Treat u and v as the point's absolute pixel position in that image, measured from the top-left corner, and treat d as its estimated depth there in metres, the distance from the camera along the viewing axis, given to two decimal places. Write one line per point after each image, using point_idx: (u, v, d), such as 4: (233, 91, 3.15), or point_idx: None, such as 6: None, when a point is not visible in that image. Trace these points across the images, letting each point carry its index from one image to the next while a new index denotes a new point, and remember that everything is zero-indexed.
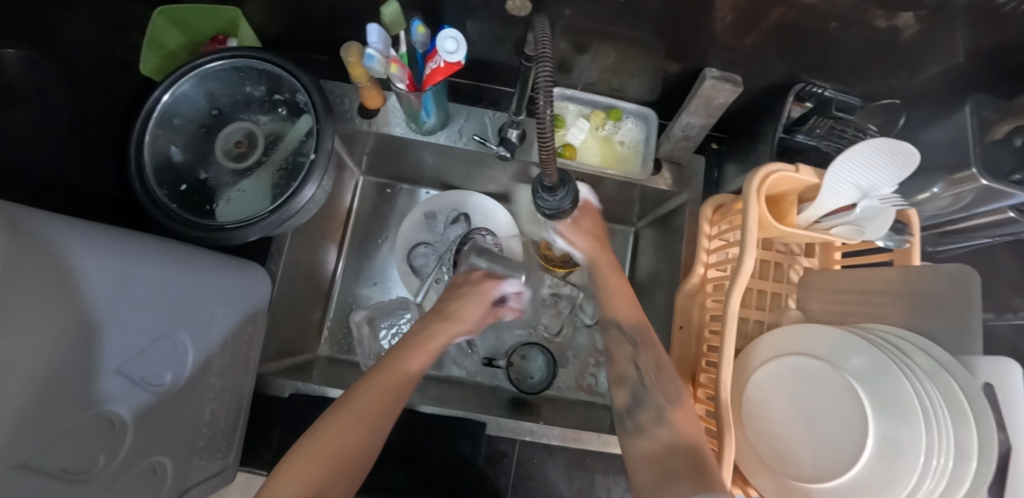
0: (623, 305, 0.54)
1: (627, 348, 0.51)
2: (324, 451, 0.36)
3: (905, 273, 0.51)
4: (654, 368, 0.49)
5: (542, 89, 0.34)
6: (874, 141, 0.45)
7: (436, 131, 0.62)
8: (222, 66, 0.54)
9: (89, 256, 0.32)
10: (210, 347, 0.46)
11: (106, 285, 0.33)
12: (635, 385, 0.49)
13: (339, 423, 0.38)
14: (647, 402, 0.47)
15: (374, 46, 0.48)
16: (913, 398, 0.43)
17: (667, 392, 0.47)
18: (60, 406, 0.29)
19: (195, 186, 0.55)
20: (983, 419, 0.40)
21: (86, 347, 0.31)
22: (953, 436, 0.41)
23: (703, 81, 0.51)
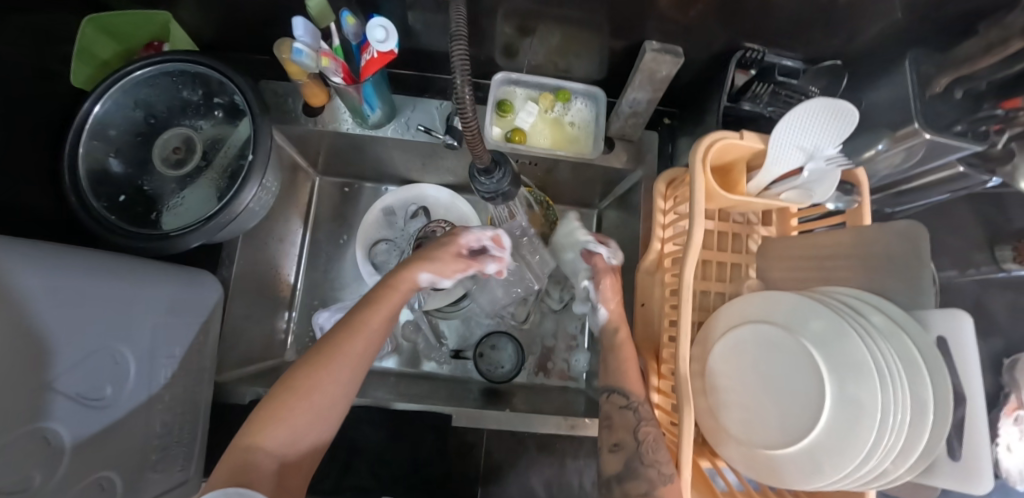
0: (631, 378, 0.53)
1: (631, 416, 0.50)
2: (303, 405, 0.39)
3: (858, 233, 0.50)
4: (653, 435, 0.47)
5: (458, 69, 0.33)
6: (812, 102, 0.44)
7: (383, 124, 0.61)
8: (153, 72, 0.53)
9: (4, 270, 0.31)
10: (156, 358, 0.45)
11: (30, 298, 0.32)
12: (632, 452, 0.47)
13: (321, 376, 0.40)
14: (642, 473, 0.44)
15: (301, 40, 0.47)
16: (869, 358, 0.43)
17: (662, 461, 0.44)
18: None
19: (135, 196, 0.54)
20: (936, 372, 0.41)
21: (12, 363, 0.31)
22: (909, 392, 0.41)
23: (643, 55, 0.51)
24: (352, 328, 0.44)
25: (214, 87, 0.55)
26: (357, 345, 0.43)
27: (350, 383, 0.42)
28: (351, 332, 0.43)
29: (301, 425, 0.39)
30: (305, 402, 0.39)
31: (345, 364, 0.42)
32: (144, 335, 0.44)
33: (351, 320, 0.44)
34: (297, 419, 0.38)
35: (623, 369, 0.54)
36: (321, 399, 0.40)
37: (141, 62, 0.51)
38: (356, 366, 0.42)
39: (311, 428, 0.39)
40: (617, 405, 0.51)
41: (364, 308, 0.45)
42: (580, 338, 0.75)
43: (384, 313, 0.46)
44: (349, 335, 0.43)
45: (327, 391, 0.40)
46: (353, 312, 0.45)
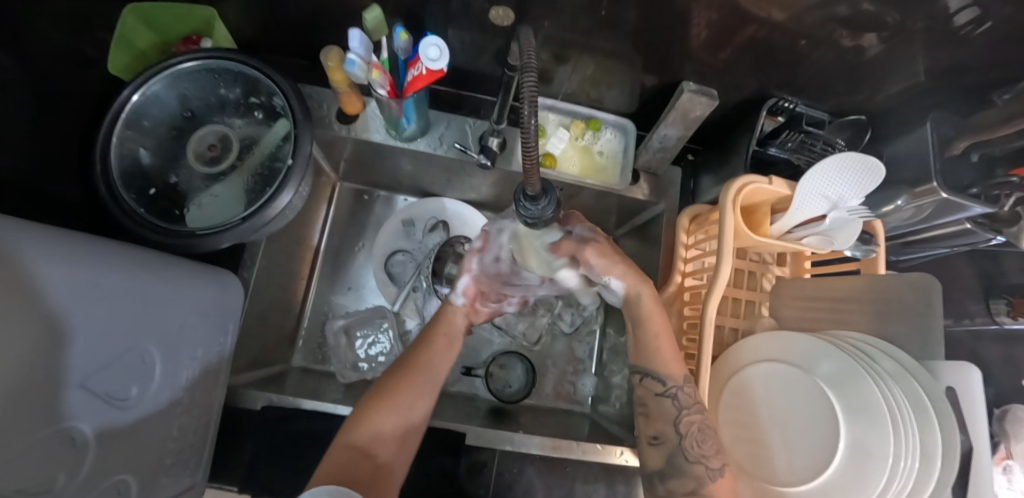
0: (665, 361, 0.51)
1: (671, 407, 0.49)
2: (383, 406, 0.46)
3: (872, 281, 0.53)
4: (697, 429, 0.48)
5: (527, 100, 0.34)
6: (846, 154, 0.47)
7: (416, 138, 0.62)
8: (196, 68, 0.52)
9: (53, 267, 0.30)
10: (182, 359, 0.45)
11: (75, 294, 0.32)
12: (674, 447, 0.49)
13: (399, 381, 0.48)
14: (686, 472, 0.47)
15: (355, 52, 0.47)
16: (881, 402, 0.44)
17: (709, 458, 0.47)
18: (19, 423, 0.28)
19: (165, 190, 0.54)
20: (945, 421, 0.42)
21: (47, 361, 0.30)
22: (919, 440, 0.42)
23: (681, 94, 0.52)
24: (421, 347, 0.53)
25: (254, 88, 0.55)
26: (425, 357, 0.51)
27: (420, 391, 0.48)
28: (420, 350, 0.52)
29: (382, 424, 0.45)
30: (386, 402, 0.46)
31: (416, 373, 0.49)
32: (172, 333, 0.43)
33: (422, 342, 0.53)
34: (377, 416, 0.45)
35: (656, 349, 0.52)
36: (399, 401, 0.47)
37: (185, 56, 0.50)
38: (426, 372, 0.50)
39: (392, 427, 0.45)
40: (654, 392, 0.51)
41: (432, 333, 0.55)
42: (588, 363, 0.75)
43: (445, 336, 0.55)
44: (420, 352, 0.52)
45: (405, 395, 0.47)
46: (422, 336, 0.54)
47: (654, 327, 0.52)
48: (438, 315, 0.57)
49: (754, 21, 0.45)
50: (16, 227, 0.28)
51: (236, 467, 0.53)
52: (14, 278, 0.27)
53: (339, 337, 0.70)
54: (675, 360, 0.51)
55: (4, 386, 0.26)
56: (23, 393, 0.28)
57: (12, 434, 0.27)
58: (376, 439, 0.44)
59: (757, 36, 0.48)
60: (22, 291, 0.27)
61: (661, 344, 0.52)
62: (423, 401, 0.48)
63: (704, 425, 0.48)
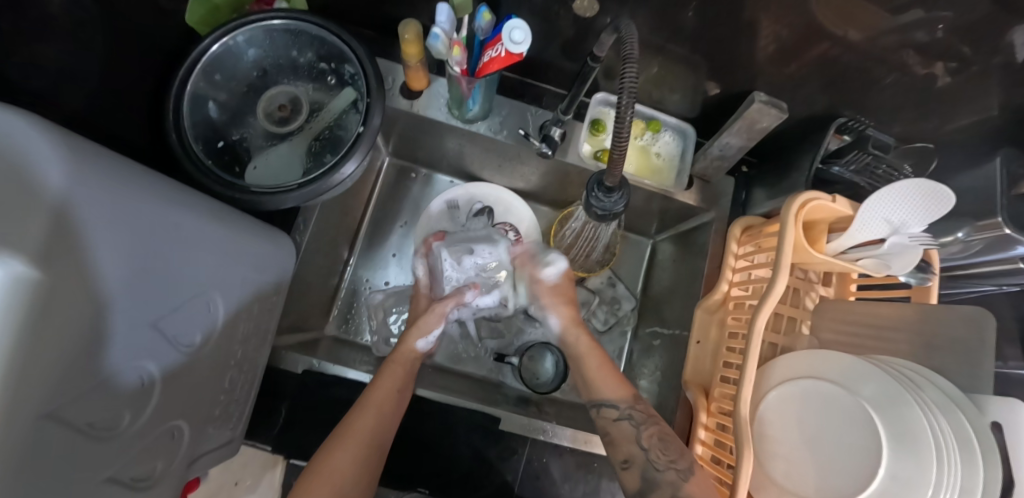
0: (609, 385, 0.52)
1: (629, 427, 0.48)
2: (325, 484, 0.42)
3: (923, 311, 0.52)
4: (657, 438, 0.47)
5: (626, 99, 0.35)
6: (913, 181, 0.46)
7: (477, 120, 0.62)
8: (276, 27, 0.52)
9: (135, 208, 0.31)
10: (238, 311, 0.45)
11: (146, 239, 0.32)
12: (642, 465, 0.46)
13: (336, 451, 0.44)
14: (661, 481, 0.44)
15: (440, 26, 0.47)
16: (928, 431, 0.44)
17: (677, 461, 0.45)
18: (94, 357, 0.28)
19: (230, 145, 0.54)
20: (991, 460, 0.42)
21: (122, 298, 0.30)
22: (961, 475, 0.42)
23: (750, 104, 0.53)
24: (363, 412, 0.47)
25: (328, 54, 0.55)
26: (360, 423, 0.46)
27: (366, 459, 0.45)
28: (362, 411, 0.47)
29: None
30: (328, 479, 0.42)
31: (356, 436, 0.45)
32: (234, 285, 0.43)
33: (361, 405, 0.48)
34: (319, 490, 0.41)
35: (598, 377, 0.54)
36: (340, 478, 0.43)
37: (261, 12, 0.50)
38: (368, 437, 0.46)
39: None
40: (610, 418, 0.50)
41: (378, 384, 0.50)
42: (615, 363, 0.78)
43: (390, 389, 0.50)
44: (354, 420, 0.47)
45: (347, 473, 0.43)
46: (363, 396, 0.49)
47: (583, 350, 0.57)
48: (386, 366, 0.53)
49: (828, 40, 0.45)
50: (98, 164, 0.28)
51: (271, 428, 0.53)
52: (94, 213, 0.27)
53: (376, 310, 0.71)
54: (617, 382, 0.52)
55: (80, 320, 0.26)
56: (97, 328, 0.28)
57: (84, 366, 0.27)
58: None
59: (829, 56, 0.48)
60: (100, 229, 0.27)
61: (597, 371, 0.54)
62: (366, 473, 0.45)
63: (664, 433, 0.47)
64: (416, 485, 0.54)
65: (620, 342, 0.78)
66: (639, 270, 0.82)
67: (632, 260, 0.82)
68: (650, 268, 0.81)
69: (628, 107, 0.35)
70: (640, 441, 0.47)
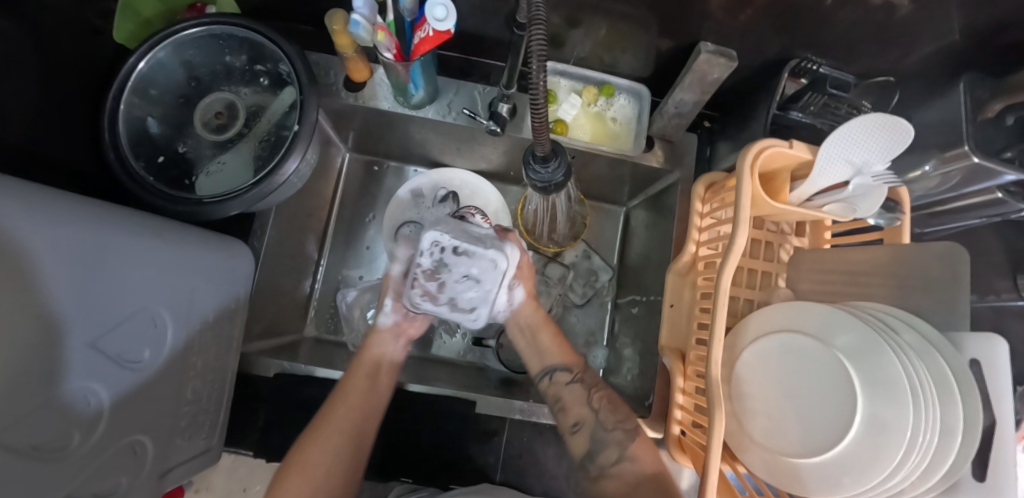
0: (560, 353, 0.54)
1: (579, 389, 0.52)
2: (304, 475, 0.44)
3: (894, 250, 0.51)
4: (605, 401, 0.50)
5: (536, 58, 0.33)
6: (869, 116, 0.44)
7: (424, 105, 0.61)
8: (200, 33, 0.51)
9: (62, 225, 0.30)
10: (191, 326, 0.44)
11: (77, 256, 0.31)
12: (592, 426, 0.49)
13: (311, 443, 0.46)
14: (608, 441, 0.48)
15: (359, 12, 0.45)
16: (902, 374, 0.43)
17: (622, 421, 0.49)
18: (34, 378, 0.28)
19: (173, 159, 0.52)
20: (969, 397, 0.40)
21: (53, 322, 0.30)
22: (939, 414, 0.41)
23: (698, 55, 0.51)
24: (338, 400, 0.49)
25: (260, 54, 0.54)
26: (332, 414, 0.48)
27: (348, 445, 0.47)
28: (333, 404, 0.49)
29: None
30: (301, 471, 0.44)
31: (335, 427, 0.47)
32: (183, 299, 0.43)
33: (340, 392, 0.50)
34: (301, 484, 0.43)
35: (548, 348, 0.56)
36: (316, 468, 0.44)
37: (188, 22, 0.49)
38: (342, 425, 0.47)
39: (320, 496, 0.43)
40: (562, 381, 0.52)
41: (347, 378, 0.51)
42: (599, 335, 0.77)
43: (365, 378, 0.52)
44: (332, 409, 0.48)
45: (321, 463, 0.45)
46: (339, 385, 0.51)
47: (540, 332, 0.57)
48: (354, 360, 0.54)
49: None
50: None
51: (250, 433, 0.54)
52: (16, 230, 0.27)
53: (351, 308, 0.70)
54: (568, 351, 0.55)
55: (15, 342, 0.26)
56: (36, 349, 0.28)
57: (24, 389, 0.27)
58: None
59: None
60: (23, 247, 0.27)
61: (548, 343, 0.55)
62: (351, 457, 0.46)
63: (612, 398, 0.51)
64: (399, 474, 0.55)
65: (601, 314, 0.78)
66: (615, 240, 0.81)
67: (608, 230, 0.81)
68: (626, 236, 0.80)
69: (541, 69, 0.34)
70: (591, 402, 0.50)
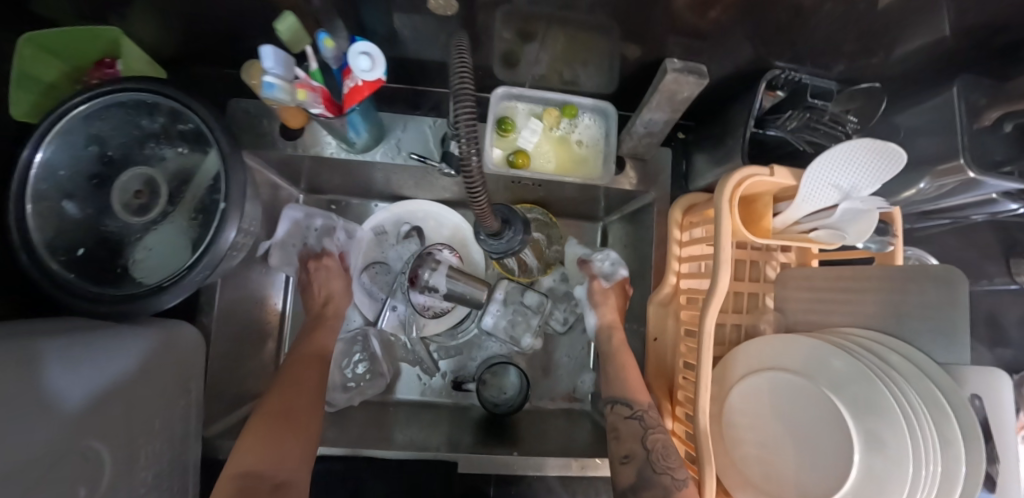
0: (629, 387, 0.54)
1: (636, 425, 0.50)
2: (267, 424, 0.46)
3: (886, 273, 0.47)
4: (660, 444, 0.48)
5: (463, 126, 0.28)
6: (858, 141, 0.40)
7: (371, 147, 0.56)
8: (99, 105, 0.45)
9: None
10: (138, 438, 0.40)
11: None
12: (642, 462, 0.47)
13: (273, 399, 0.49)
14: (655, 482, 0.45)
15: (273, 71, 0.40)
16: (889, 399, 0.41)
17: (675, 469, 0.45)
18: None
19: (96, 248, 0.46)
20: (962, 412, 0.38)
21: None
22: (933, 428, 0.39)
23: (663, 75, 0.46)
24: (296, 366, 0.54)
25: (176, 116, 0.48)
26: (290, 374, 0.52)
27: (308, 399, 0.50)
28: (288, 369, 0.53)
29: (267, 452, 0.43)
30: (271, 422, 0.46)
31: (294, 385, 0.51)
32: (119, 426, 0.38)
33: (299, 358, 0.55)
34: (257, 434, 0.45)
35: (625, 380, 0.55)
36: (282, 414, 0.47)
37: (87, 94, 0.43)
38: (302, 385, 0.51)
39: (286, 440, 0.45)
40: (622, 415, 0.52)
41: (299, 365, 0.54)
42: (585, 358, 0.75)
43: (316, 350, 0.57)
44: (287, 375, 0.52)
45: (289, 411, 0.48)
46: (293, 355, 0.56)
47: (625, 368, 0.56)
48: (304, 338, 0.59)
49: None
50: None
51: None
52: None
53: None
54: (639, 387, 0.54)
55: None
56: None
57: None
58: (269, 459, 0.43)
59: (749, 10, 0.39)
60: None
61: (627, 373, 0.56)
62: (311, 408, 0.49)
63: (668, 442, 0.48)
64: None
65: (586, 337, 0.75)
66: None
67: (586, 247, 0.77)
68: (605, 252, 0.76)
69: (473, 140, 0.29)
70: (646, 439, 0.48)
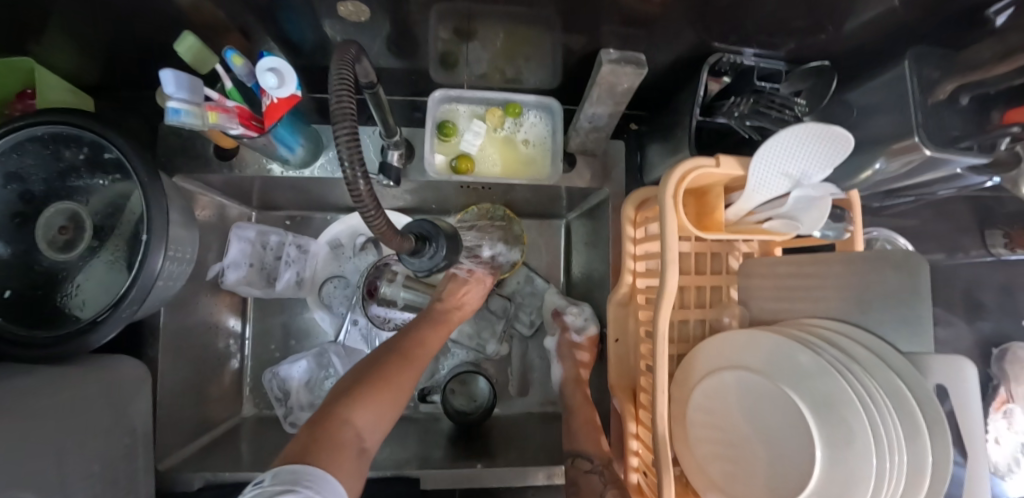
0: (589, 440, 0.56)
1: (595, 480, 0.52)
2: (380, 392, 0.43)
3: (850, 262, 0.45)
4: (619, 496, 0.49)
5: (343, 147, 0.26)
6: (802, 126, 0.37)
7: (311, 162, 0.54)
8: (12, 140, 0.43)
9: None
10: (75, 482, 0.39)
11: None
12: None
13: (397, 366, 0.47)
14: None
15: (177, 97, 0.37)
16: (852, 394, 0.39)
17: None
18: None
19: (24, 288, 0.45)
20: (929, 405, 0.37)
21: None
22: (897, 422, 0.37)
23: (599, 67, 0.44)
24: (420, 329, 0.53)
25: (97, 146, 0.46)
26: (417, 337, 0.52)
27: (416, 363, 0.49)
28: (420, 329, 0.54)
29: (370, 418, 0.41)
30: (380, 393, 0.43)
31: (420, 355, 0.50)
32: (51, 478, 0.37)
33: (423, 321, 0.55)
34: (373, 396, 0.42)
35: (582, 434, 0.57)
36: (395, 383, 0.45)
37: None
38: (422, 356, 0.51)
39: (385, 406, 0.43)
40: (582, 469, 0.53)
41: (432, 327, 0.55)
42: None
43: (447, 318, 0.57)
44: (416, 339, 0.52)
45: (396, 375, 0.46)
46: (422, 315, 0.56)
47: (580, 420, 0.58)
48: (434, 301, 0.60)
49: None
50: None
51: None
52: None
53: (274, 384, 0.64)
54: (597, 439, 0.55)
55: None
56: None
57: None
58: (371, 426, 0.41)
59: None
60: None
61: (586, 427, 0.57)
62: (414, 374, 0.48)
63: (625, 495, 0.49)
64: None
65: None
66: (562, 253, 0.75)
67: (552, 245, 0.75)
68: (572, 249, 0.74)
69: (356, 158, 0.27)
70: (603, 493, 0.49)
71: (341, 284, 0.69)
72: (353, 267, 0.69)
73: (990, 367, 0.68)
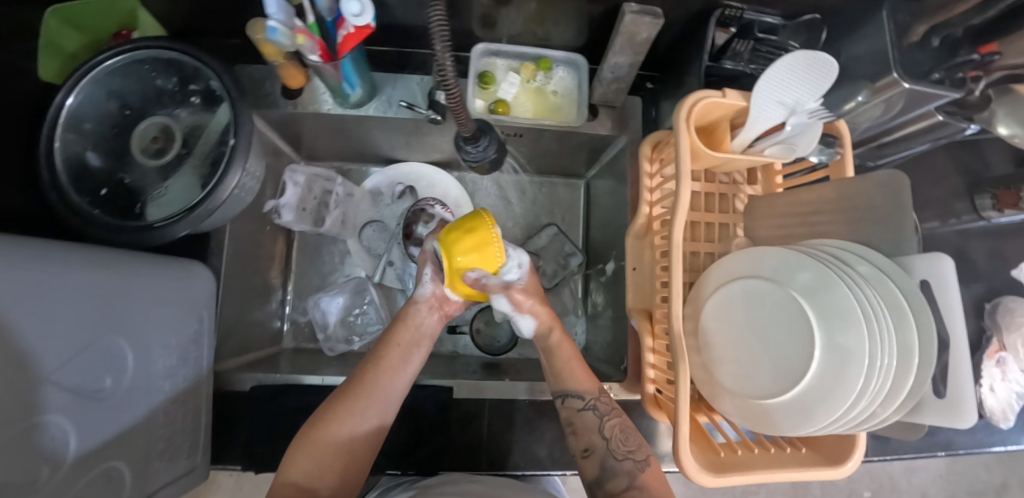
0: (577, 377, 0.54)
1: (592, 417, 0.51)
2: (323, 441, 0.45)
3: (840, 187, 0.50)
4: (618, 430, 0.50)
5: (437, 32, 0.34)
6: (794, 55, 0.44)
7: (364, 102, 0.61)
8: (121, 61, 0.50)
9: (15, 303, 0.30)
10: (150, 354, 0.44)
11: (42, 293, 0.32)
12: (602, 454, 0.49)
13: (343, 411, 0.47)
14: (617, 470, 0.47)
15: (275, 17, 0.45)
16: (855, 303, 0.43)
17: (633, 453, 0.49)
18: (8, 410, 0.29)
19: (116, 189, 0.51)
20: (920, 312, 0.41)
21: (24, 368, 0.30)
22: (891, 330, 0.41)
23: (622, 17, 0.50)
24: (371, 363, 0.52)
25: (188, 73, 0.54)
26: (373, 376, 0.50)
27: (375, 404, 0.49)
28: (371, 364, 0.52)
29: (312, 467, 0.44)
30: (316, 442, 0.45)
31: (377, 392, 0.49)
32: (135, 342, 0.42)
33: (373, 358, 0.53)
34: (321, 448, 0.45)
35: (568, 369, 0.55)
36: (339, 428, 0.46)
37: (111, 52, 0.49)
38: (381, 393, 0.50)
39: (332, 458, 0.45)
40: (575, 408, 0.52)
41: (384, 357, 0.52)
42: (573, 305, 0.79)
43: (403, 346, 0.54)
44: (369, 373, 0.51)
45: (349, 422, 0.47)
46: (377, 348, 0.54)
47: (563, 352, 0.56)
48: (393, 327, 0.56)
49: None
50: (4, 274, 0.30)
51: (233, 451, 0.55)
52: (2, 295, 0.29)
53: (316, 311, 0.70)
54: (584, 375, 0.54)
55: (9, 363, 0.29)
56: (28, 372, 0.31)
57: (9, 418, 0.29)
58: (321, 470, 0.44)
59: None
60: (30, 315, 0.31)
61: (572, 363, 0.55)
62: (378, 410, 0.49)
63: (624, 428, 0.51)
64: (384, 467, 0.56)
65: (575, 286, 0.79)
66: (581, 209, 0.82)
67: (572, 202, 0.82)
68: (590, 205, 0.80)
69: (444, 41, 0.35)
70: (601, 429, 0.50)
71: (378, 228, 0.76)
72: (392, 212, 0.76)
73: (984, 320, 0.73)
